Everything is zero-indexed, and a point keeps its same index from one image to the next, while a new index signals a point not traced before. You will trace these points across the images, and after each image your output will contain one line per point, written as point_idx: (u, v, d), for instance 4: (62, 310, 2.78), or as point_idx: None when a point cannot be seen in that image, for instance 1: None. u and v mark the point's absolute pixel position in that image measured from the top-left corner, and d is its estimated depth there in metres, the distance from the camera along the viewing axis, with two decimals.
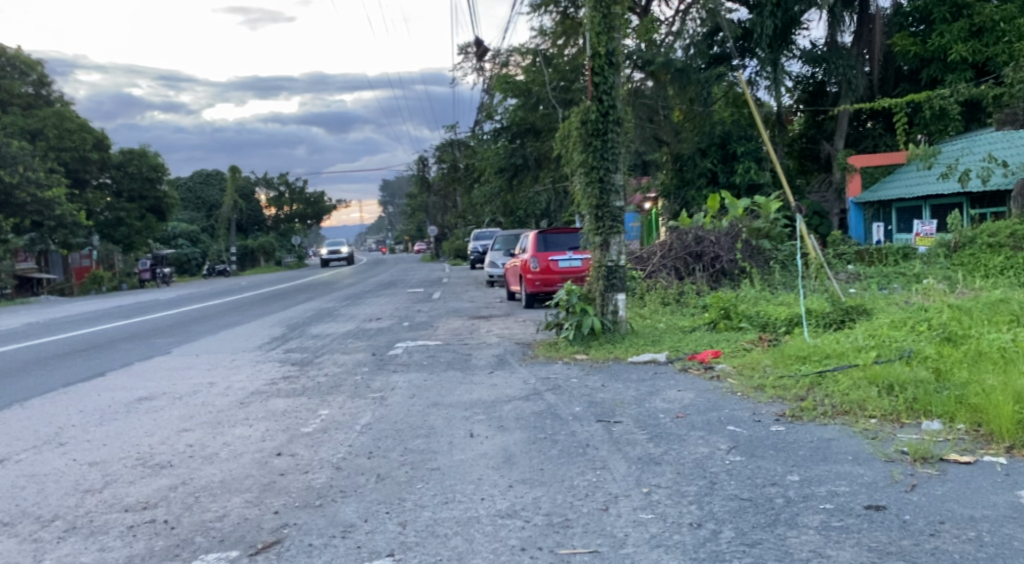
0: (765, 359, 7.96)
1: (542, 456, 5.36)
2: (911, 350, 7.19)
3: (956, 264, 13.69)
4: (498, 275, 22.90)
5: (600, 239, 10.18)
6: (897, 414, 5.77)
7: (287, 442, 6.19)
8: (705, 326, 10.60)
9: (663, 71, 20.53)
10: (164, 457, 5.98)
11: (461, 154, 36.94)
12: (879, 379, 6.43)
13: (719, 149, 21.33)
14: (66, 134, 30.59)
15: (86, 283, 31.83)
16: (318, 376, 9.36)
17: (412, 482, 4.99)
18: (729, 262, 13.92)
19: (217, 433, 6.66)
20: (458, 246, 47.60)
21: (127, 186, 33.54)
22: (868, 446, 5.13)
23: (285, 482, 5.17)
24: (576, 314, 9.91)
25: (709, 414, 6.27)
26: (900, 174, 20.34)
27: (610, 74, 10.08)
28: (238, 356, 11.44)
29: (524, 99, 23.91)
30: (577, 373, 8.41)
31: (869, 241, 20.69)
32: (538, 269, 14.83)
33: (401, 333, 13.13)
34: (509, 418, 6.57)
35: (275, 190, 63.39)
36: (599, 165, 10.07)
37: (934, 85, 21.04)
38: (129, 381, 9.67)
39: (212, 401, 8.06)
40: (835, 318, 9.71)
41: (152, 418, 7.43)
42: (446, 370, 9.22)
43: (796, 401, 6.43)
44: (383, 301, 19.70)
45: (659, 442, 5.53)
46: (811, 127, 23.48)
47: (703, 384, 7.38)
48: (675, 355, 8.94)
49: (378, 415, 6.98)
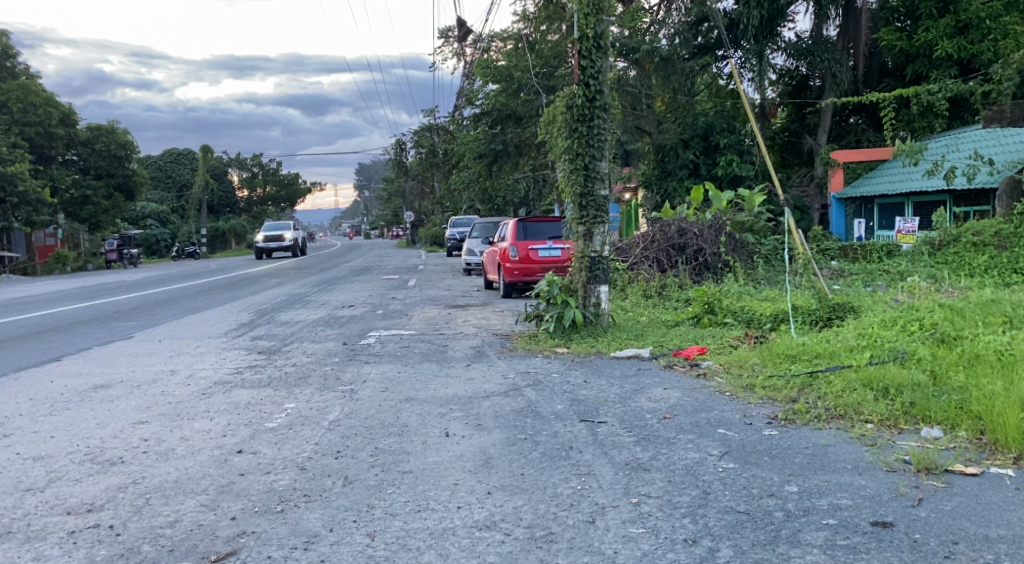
0: (752, 357, 7.68)
1: (522, 460, 5.03)
2: (905, 351, 6.93)
3: (940, 262, 13.54)
4: (475, 263, 22.50)
5: (583, 229, 9.84)
6: (894, 420, 5.50)
7: (249, 439, 5.80)
8: (688, 321, 10.32)
9: (648, 59, 20.07)
10: (114, 453, 5.57)
11: (440, 139, 36.51)
12: (874, 382, 6.16)
13: (702, 141, 21.00)
14: (31, 108, 29.68)
15: (50, 262, 31.01)
16: (285, 366, 8.94)
17: (382, 487, 4.63)
18: (712, 256, 13.63)
19: (175, 426, 6.25)
20: (435, 233, 47.24)
21: (95, 163, 32.75)
22: (867, 454, 4.84)
23: (245, 484, 4.78)
24: (558, 306, 9.60)
25: (698, 414, 5.98)
26: (883, 171, 20.18)
27: (597, 57, 9.72)
28: (203, 342, 11.02)
29: (505, 84, 23.49)
30: (557, 368, 8.08)
31: (850, 237, 20.55)
32: (517, 258, 14.52)
33: (375, 322, 12.75)
34: (487, 416, 6.23)
35: (248, 171, 62.67)
36: (585, 152, 9.70)
37: (919, 81, 20.97)
38: (85, 367, 9.21)
39: (172, 391, 7.65)
40: (822, 316, 9.45)
41: (106, 408, 7.01)
42: (421, 362, 8.85)
43: (789, 403, 6.16)
44: (356, 287, 19.26)
45: (647, 446, 5.22)
46: (795, 120, 23.17)
47: (689, 382, 7.10)
48: (659, 350, 8.64)
49: (348, 410, 6.61)
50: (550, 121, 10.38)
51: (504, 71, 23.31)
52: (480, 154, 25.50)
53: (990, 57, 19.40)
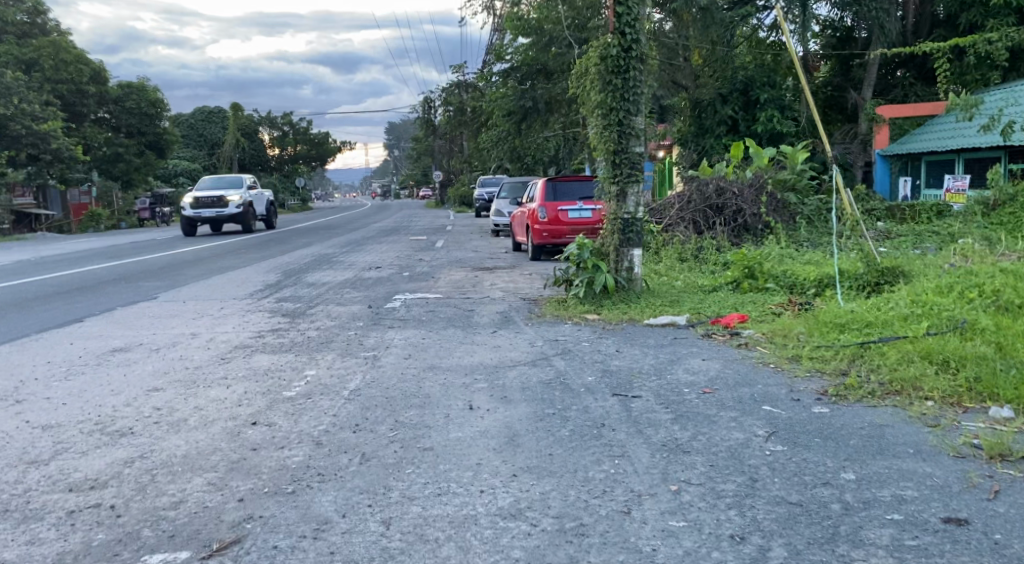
0: (797, 325, 7.24)
1: (551, 438, 4.68)
2: (965, 321, 6.43)
3: (994, 222, 12.85)
4: (503, 224, 22.07)
5: (616, 189, 9.38)
6: (958, 396, 5.07)
7: (266, 409, 5.52)
8: (727, 286, 9.85)
9: (686, 9, 19.19)
10: (125, 422, 5.31)
11: (468, 96, 35.90)
12: (933, 354, 5.71)
13: (741, 96, 20.50)
14: (61, 65, 29.54)
15: (84, 220, 30.96)
16: (308, 330, 8.65)
17: (401, 466, 4.32)
18: (753, 217, 13.11)
19: (189, 395, 5.99)
20: (464, 192, 46.87)
21: (126, 121, 32.72)
22: (929, 436, 4.43)
23: (257, 461, 4.49)
24: (588, 270, 9.19)
25: (740, 389, 5.59)
26: (932, 126, 19.31)
27: (634, 4, 9.19)
28: (227, 304, 10.78)
29: (535, 38, 22.83)
30: (588, 336, 7.69)
31: (894, 196, 19.83)
32: (546, 220, 14.06)
33: (401, 284, 12.42)
34: (513, 387, 5.89)
35: (278, 129, 62.58)
36: (618, 107, 9.23)
37: (973, 31, 19.95)
38: (107, 329, 9.00)
39: (191, 356, 7.41)
40: (869, 281, 8.96)
41: (123, 373, 6.79)
42: (446, 327, 8.53)
43: (839, 377, 5.75)
44: (383, 248, 18.98)
45: (685, 425, 4.86)
46: (838, 73, 22.29)
47: (730, 353, 6.71)
48: (696, 318, 8.22)
49: (369, 378, 6.31)
50: (582, 73, 9.82)
51: (534, 23, 22.61)
52: (509, 111, 24.91)
53: None
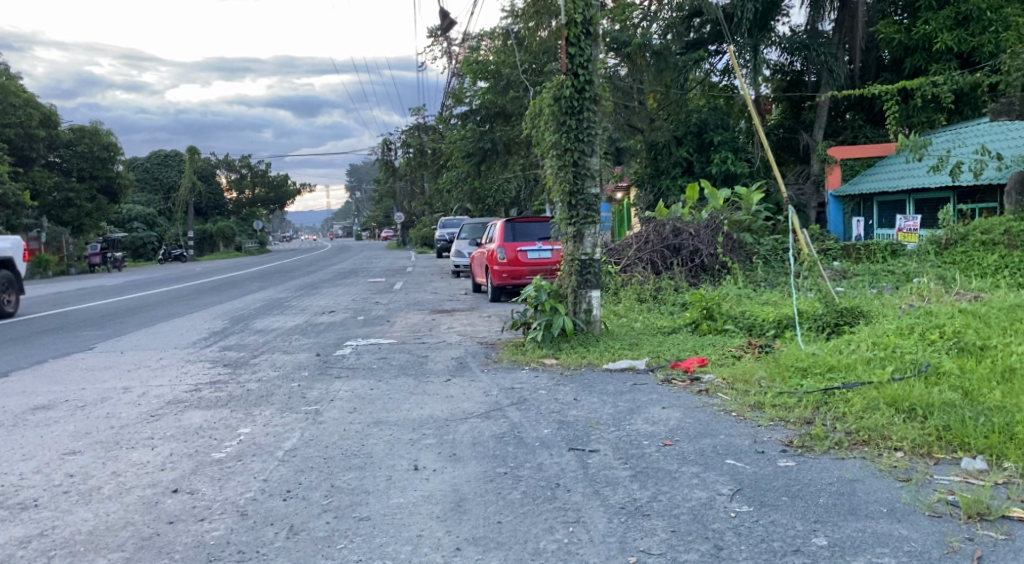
0: (758, 368, 6.98)
1: (500, 502, 4.32)
2: (929, 364, 6.20)
3: (947, 262, 12.84)
4: (463, 265, 21.76)
5: (572, 230, 9.13)
6: (928, 446, 4.81)
7: (190, 474, 5.06)
8: (686, 328, 9.61)
9: (640, 53, 19.33)
10: (29, 493, 4.81)
11: (428, 138, 35.74)
12: (899, 401, 5.43)
13: (695, 139, 20.55)
14: (10, 109, 28.74)
15: (30, 266, 30.11)
16: (249, 382, 8.15)
17: (333, 540, 3.93)
18: (710, 256, 12.95)
19: (108, 458, 5.49)
20: (426, 233, 46.65)
21: (77, 165, 32.04)
22: (901, 491, 4.17)
23: (171, 537, 4.06)
24: (546, 313, 8.87)
25: (702, 441, 5.27)
26: (883, 167, 19.55)
27: (586, 45, 9.02)
28: (166, 354, 10.25)
29: (493, 82, 22.87)
30: (545, 383, 7.35)
31: (848, 236, 19.98)
32: (505, 261, 13.80)
33: (354, 330, 11.97)
34: (463, 443, 5.51)
35: (236, 172, 61.90)
36: (573, 148, 9.01)
37: (918, 74, 20.31)
38: (33, 384, 8.42)
39: (118, 413, 6.89)
40: (828, 321, 8.77)
41: (39, 434, 6.27)
42: (396, 376, 8.12)
43: (804, 426, 5.47)
44: (339, 291, 18.46)
45: (645, 482, 4.52)
46: (789, 116, 22.50)
47: (690, 400, 6.40)
48: (656, 361, 7.94)
49: (308, 436, 5.89)
50: (536, 114, 9.60)
51: (492, 67, 22.55)
52: (468, 152, 24.77)
53: (991, 51, 18.68)
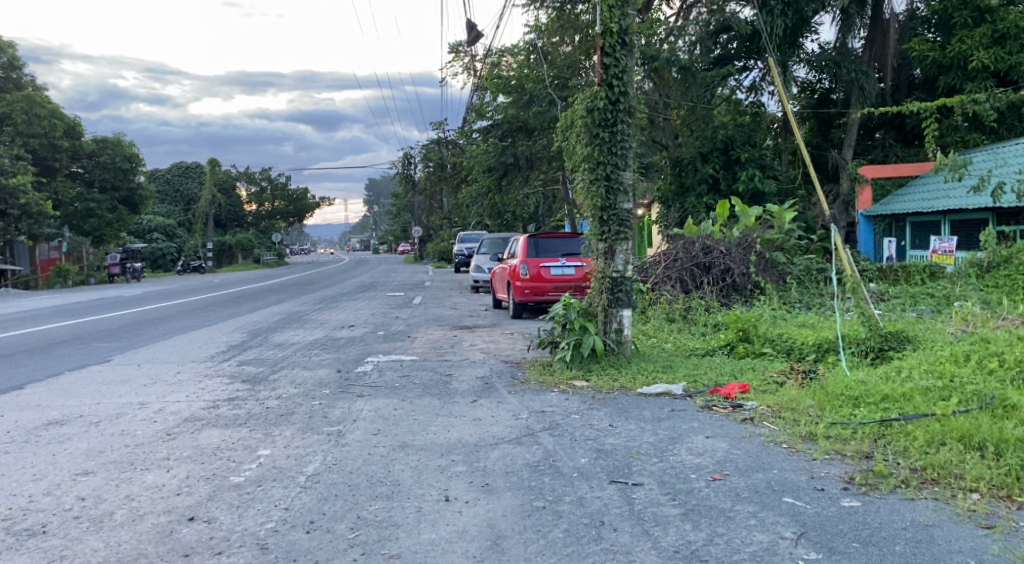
0: (805, 395, 6.58)
1: (541, 542, 3.97)
2: (995, 397, 5.78)
3: (989, 285, 12.39)
4: (483, 281, 21.48)
5: (604, 246, 8.79)
6: (1007, 488, 4.41)
7: (206, 501, 4.73)
8: (721, 350, 9.22)
9: (667, 69, 19.03)
10: (37, 518, 4.50)
11: (449, 153, 35.49)
12: (968, 436, 5.02)
13: (721, 155, 19.91)
14: (36, 119, 28.82)
15: (51, 275, 30.15)
16: (268, 399, 7.84)
17: None
18: (742, 276, 12.54)
19: (122, 481, 5.18)
20: (444, 248, 46.39)
21: (99, 176, 32.01)
22: (985, 540, 3.81)
23: None
24: (575, 332, 8.54)
25: (755, 475, 4.90)
26: (916, 187, 19.12)
27: (621, 55, 8.71)
28: (184, 368, 9.98)
29: (516, 96, 22.53)
30: (576, 407, 6.98)
31: (878, 257, 19.53)
32: (527, 277, 13.48)
33: (374, 345, 11.68)
34: (496, 472, 5.17)
35: (256, 185, 61.99)
36: (606, 161, 8.69)
37: (952, 93, 19.88)
38: (48, 398, 8.16)
39: (133, 431, 6.58)
40: (873, 346, 8.33)
41: (52, 452, 5.97)
42: (421, 396, 7.79)
43: (863, 461, 5.09)
44: (358, 306, 18.19)
45: (698, 523, 4.15)
46: (817, 135, 22.11)
47: (735, 429, 6.00)
48: (694, 386, 7.54)
49: (331, 460, 5.55)
50: (568, 126, 9.32)
51: (515, 82, 22.31)
52: (489, 167, 24.49)
53: None
